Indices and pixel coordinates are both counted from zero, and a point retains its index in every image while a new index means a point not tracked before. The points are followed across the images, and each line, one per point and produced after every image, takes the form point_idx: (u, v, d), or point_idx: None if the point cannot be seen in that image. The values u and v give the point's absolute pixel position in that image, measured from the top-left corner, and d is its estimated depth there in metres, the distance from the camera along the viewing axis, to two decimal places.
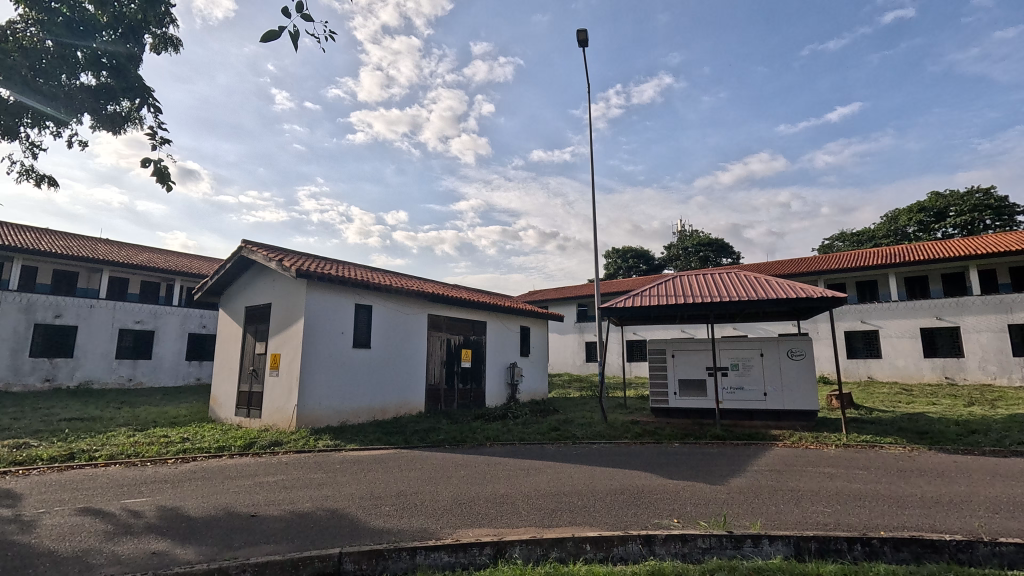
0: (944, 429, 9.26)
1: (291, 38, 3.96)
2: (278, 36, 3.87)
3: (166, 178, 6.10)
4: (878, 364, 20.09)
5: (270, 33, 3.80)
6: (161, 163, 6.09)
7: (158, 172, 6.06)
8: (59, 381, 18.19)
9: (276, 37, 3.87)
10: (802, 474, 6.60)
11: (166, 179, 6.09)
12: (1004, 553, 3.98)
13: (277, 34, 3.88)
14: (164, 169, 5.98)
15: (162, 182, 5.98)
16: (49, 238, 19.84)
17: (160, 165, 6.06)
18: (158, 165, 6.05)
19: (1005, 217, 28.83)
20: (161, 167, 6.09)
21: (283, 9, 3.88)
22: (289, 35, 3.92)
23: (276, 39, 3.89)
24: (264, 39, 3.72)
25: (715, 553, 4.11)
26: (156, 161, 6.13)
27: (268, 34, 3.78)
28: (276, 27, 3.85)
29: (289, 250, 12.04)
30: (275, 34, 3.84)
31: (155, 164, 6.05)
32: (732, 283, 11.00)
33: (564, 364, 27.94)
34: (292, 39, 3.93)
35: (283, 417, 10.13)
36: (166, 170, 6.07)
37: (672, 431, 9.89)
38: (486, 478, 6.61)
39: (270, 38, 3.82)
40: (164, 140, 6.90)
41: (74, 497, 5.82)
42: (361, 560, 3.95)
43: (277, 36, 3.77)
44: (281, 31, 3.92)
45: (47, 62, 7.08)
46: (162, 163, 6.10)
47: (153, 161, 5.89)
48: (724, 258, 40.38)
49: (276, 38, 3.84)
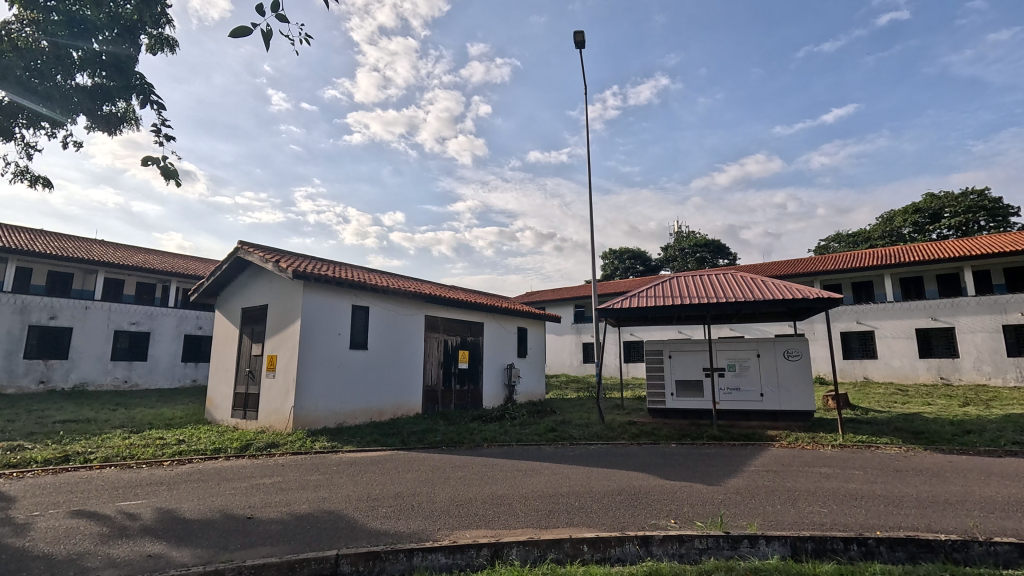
0: (939, 429, 9.31)
1: (265, 37, 3.87)
2: (249, 34, 3.78)
3: (173, 177, 5.88)
4: (874, 364, 20.18)
5: (242, 30, 3.72)
6: (164, 161, 5.94)
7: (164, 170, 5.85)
8: (54, 382, 18.08)
9: (248, 35, 3.79)
10: (798, 474, 6.63)
11: (172, 177, 5.87)
12: (999, 552, 4.00)
13: (249, 31, 3.79)
14: (170, 166, 5.72)
15: (169, 180, 5.78)
16: (44, 239, 19.74)
17: (166, 163, 5.79)
18: (163, 162, 5.79)
19: (999, 218, 28.99)
20: (167, 165, 5.89)
21: (256, 6, 3.82)
22: (263, 33, 3.82)
23: (249, 35, 3.81)
24: (234, 35, 3.65)
25: (712, 553, 4.11)
26: (159, 160, 5.86)
27: (239, 30, 3.70)
28: (249, 24, 3.77)
29: (285, 251, 11.99)
30: (247, 31, 3.75)
31: (160, 162, 5.83)
32: (728, 284, 11.03)
33: (561, 365, 28.01)
34: (266, 37, 3.83)
35: (280, 418, 10.10)
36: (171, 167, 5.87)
37: (669, 431, 9.93)
38: (483, 479, 6.60)
39: (240, 35, 3.75)
40: (170, 136, 6.92)
41: (69, 499, 5.79)
42: (358, 561, 3.94)
43: (248, 32, 3.69)
44: (253, 29, 3.83)
45: (41, 62, 7.06)
46: (166, 160, 5.83)
47: (156, 160, 5.71)
48: (721, 258, 40.53)
49: (247, 35, 3.75)
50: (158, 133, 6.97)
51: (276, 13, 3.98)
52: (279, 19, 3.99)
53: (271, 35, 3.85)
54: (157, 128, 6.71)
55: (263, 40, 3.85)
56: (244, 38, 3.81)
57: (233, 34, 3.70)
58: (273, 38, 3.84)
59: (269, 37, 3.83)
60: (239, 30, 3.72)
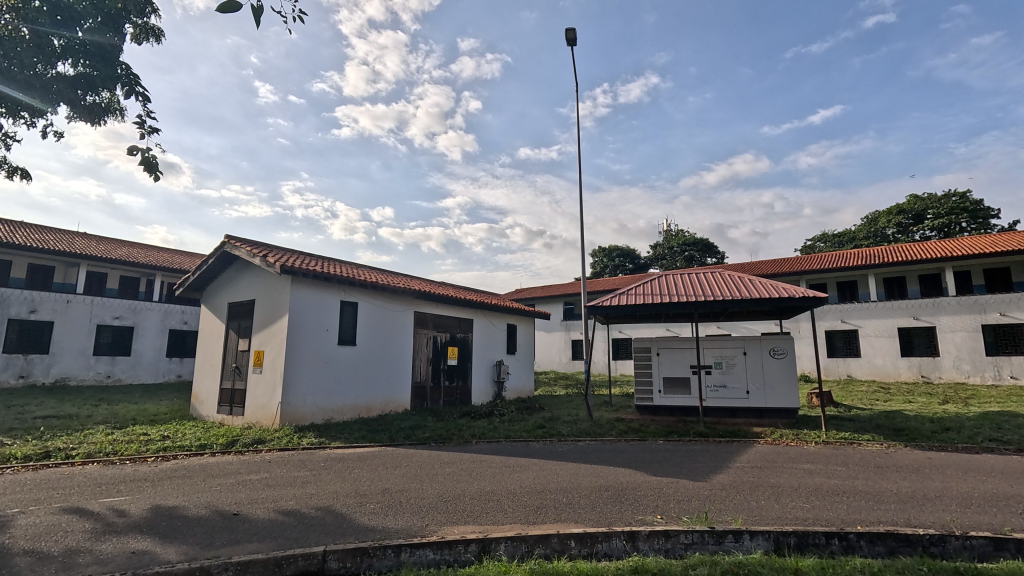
0: (919, 426, 9.51)
1: (257, 16, 3.54)
2: (239, 10, 3.44)
3: (155, 168, 5.63)
4: (857, 362, 20.54)
5: (230, 6, 3.38)
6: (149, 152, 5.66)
7: (146, 162, 5.57)
8: (34, 377, 17.71)
9: (237, 11, 3.45)
10: (782, 470, 6.73)
11: (155, 170, 5.63)
12: (975, 546, 4.10)
13: (240, 7, 3.45)
14: (152, 158, 5.47)
15: (149, 172, 5.46)
16: (25, 231, 19.36)
17: (147, 153, 5.57)
18: (145, 154, 5.59)
19: (980, 220, 29.61)
20: (148, 157, 5.61)
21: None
22: (253, 9, 3.48)
23: (240, 12, 3.48)
24: (221, 12, 3.32)
25: (698, 548, 4.17)
26: (144, 150, 5.63)
27: (227, 6, 3.39)
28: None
29: (273, 246, 11.88)
30: (236, 7, 3.41)
31: (142, 153, 5.56)
32: (716, 283, 11.12)
33: (549, 361, 28.13)
34: (256, 13, 3.48)
35: (267, 413, 10.01)
36: (154, 159, 5.59)
37: (657, 428, 10.01)
38: (471, 476, 6.61)
39: (229, 11, 3.42)
40: (152, 129, 6.22)
41: (51, 496, 5.69)
42: (345, 557, 3.92)
43: (237, 7, 3.36)
44: (245, 5, 3.47)
45: (21, 50, 6.86)
46: (150, 151, 5.60)
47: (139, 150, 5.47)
48: (709, 257, 40.91)
49: (236, 12, 3.42)
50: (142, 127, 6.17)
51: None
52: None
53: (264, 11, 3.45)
54: (140, 122, 6.04)
55: (254, 18, 3.50)
56: (235, 15, 3.47)
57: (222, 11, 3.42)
58: (265, 15, 3.49)
59: (260, 14, 3.49)
60: (228, 6, 3.41)
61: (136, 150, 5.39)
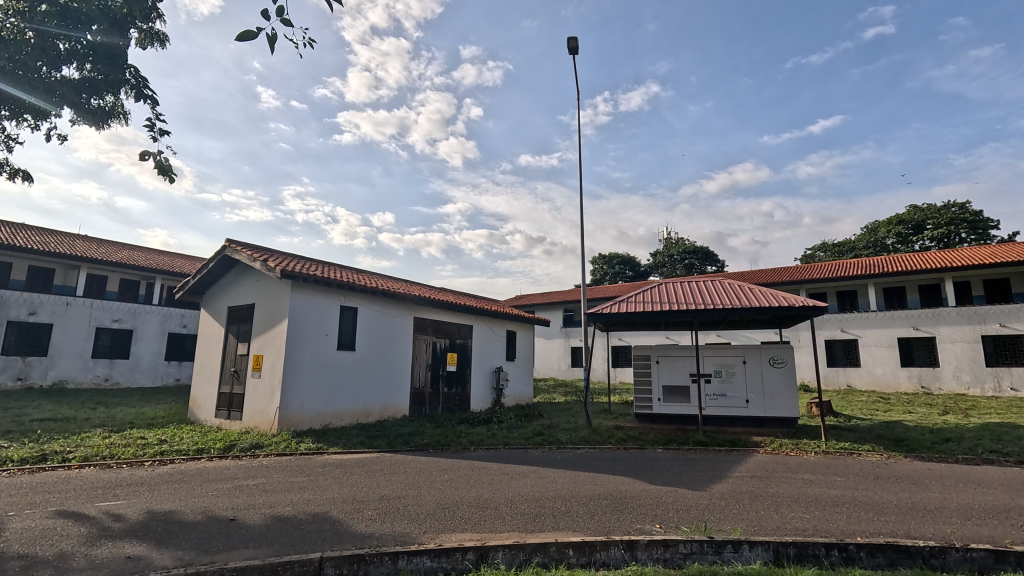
0: (920, 437, 9.48)
1: (270, 42, 3.79)
2: (255, 38, 3.73)
3: (168, 172, 5.73)
4: (857, 372, 20.51)
5: (248, 34, 3.67)
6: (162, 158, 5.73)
7: (160, 165, 5.67)
8: (31, 380, 17.65)
9: (254, 39, 3.72)
10: (782, 480, 6.71)
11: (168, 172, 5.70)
12: (976, 559, 4.08)
13: (254, 35, 3.73)
14: (168, 162, 5.57)
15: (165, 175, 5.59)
16: (26, 234, 19.40)
17: (161, 160, 5.70)
18: (157, 159, 5.68)
19: (980, 231, 29.67)
20: (163, 161, 5.69)
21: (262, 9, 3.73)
22: (268, 37, 3.75)
23: (255, 40, 3.76)
24: (240, 39, 3.61)
25: (697, 558, 4.14)
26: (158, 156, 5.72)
27: (245, 34, 3.65)
28: (255, 29, 3.72)
29: (273, 250, 11.90)
30: (252, 35, 3.71)
31: (156, 159, 5.67)
32: (716, 291, 11.14)
33: (549, 368, 28.09)
34: (271, 41, 3.75)
35: (265, 419, 9.95)
36: (167, 162, 5.72)
37: (656, 436, 9.97)
38: (469, 482, 6.59)
39: (246, 38, 3.68)
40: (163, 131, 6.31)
41: (46, 499, 5.67)
42: (342, 564, 3.91)
43: (254, 36, 3.63)
44: (259, 33, 3.76)
45: (26, 53, 6.90)
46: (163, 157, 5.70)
47: (153, 155, 5.55)
48: (709, 266, 40.99)
49: (253, 39, 3.69)
50: (153, 129, 6.47)
51: (281, 17, 3.92)
52: (284, 25, 3.93)
53: (277, 38, 3.78)
54: (153, 124, 6.32)
55: (268, 45, 3.76)
56: (250, 42, 3.74)
57: (239, 38, 3.67)
58: (278, 42, 3.76)
59: (274, 41, 3.77)
60: (245, 34, 3.67)
61: (152, 155, 5.54)
